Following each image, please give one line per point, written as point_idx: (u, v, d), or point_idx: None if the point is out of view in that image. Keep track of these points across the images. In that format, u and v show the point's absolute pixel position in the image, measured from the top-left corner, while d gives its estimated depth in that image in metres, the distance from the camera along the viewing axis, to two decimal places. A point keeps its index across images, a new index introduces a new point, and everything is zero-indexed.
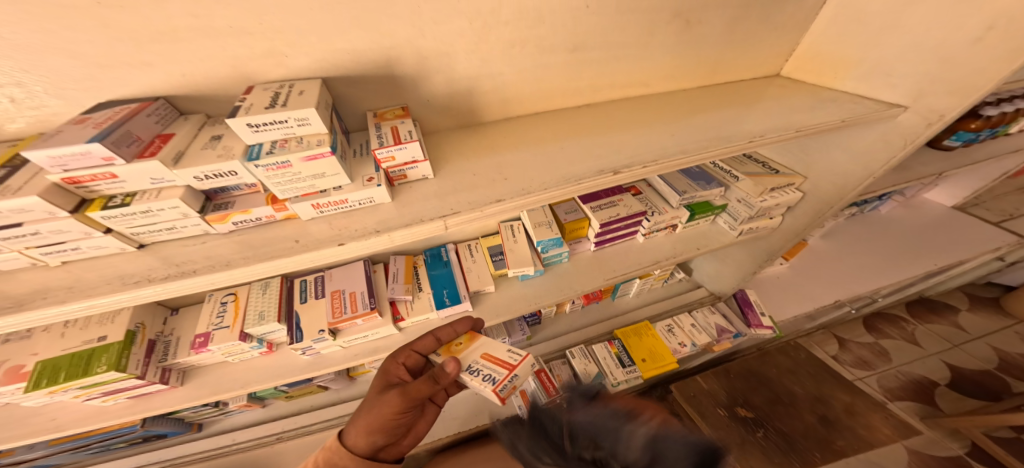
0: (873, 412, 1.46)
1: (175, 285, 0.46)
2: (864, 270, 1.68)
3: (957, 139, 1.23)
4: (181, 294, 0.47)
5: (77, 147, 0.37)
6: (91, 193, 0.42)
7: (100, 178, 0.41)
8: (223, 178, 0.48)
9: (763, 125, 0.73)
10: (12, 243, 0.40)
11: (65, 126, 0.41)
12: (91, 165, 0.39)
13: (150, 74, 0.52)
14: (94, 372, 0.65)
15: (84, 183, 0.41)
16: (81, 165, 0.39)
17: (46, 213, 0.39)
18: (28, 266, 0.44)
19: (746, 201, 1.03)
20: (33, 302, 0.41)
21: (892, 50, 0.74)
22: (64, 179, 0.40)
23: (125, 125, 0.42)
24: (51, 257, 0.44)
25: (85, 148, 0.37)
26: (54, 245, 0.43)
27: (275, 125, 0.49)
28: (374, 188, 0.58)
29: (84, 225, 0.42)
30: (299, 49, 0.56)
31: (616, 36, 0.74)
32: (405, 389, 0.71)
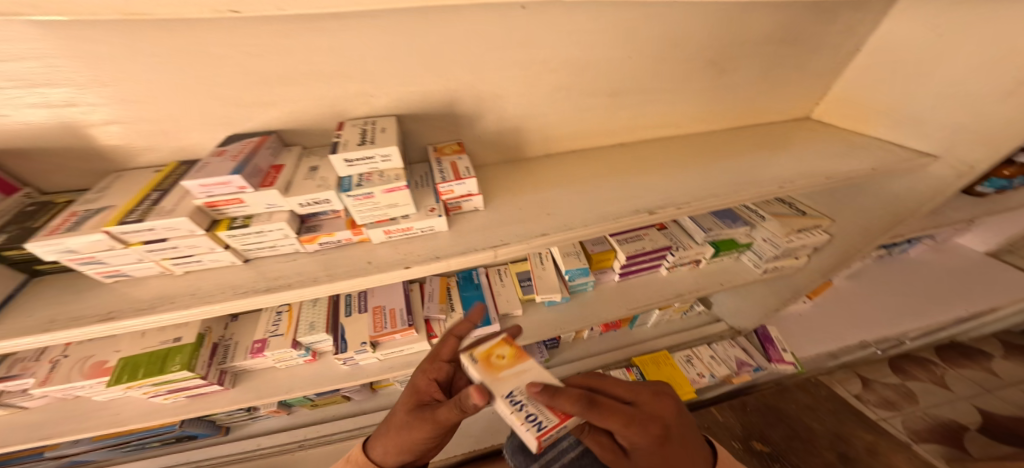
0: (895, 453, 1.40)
1: (277, 295, 0.53)
2: (888, 312, 1.67)
3: (989, 185, 1.22)
4: (280, 302, 0.54)
5: (222, 177, 0.45)
6: (220, 215, 0.50)
7: (231, 203, 0.49)
8: (319, 205, 0.56)
9: (794, 170, 0.77)
10: (154, 256, 0.47)
11: (209, 159, 0.50)
12: (228, 192, 0.47)
13: (259, 112, 0.60)
14: (170, 371, 0.71)
15: (220, 207, 0.49)
16: (222, 191, 0.47)
17: (188, 231, 0.46)
18: (159, 274, 0.50)
19: (772, 240, 1.06)
20: (164, 304, 0.48)
21: (920, 105, 0.78)
22: (206, 203, 0.47)
23: (253, 159, 0.51)
24: (178, 267, 0.51)
25: (228, 178, 0.46)
26: (184, 257, 0.50)
27: (364, 161, 0.56)
28: (436, 218, 0.64)
29: (212, 241, 0.49)
30: (382, 91, 0.65)
31: (658, 84, 0.80)
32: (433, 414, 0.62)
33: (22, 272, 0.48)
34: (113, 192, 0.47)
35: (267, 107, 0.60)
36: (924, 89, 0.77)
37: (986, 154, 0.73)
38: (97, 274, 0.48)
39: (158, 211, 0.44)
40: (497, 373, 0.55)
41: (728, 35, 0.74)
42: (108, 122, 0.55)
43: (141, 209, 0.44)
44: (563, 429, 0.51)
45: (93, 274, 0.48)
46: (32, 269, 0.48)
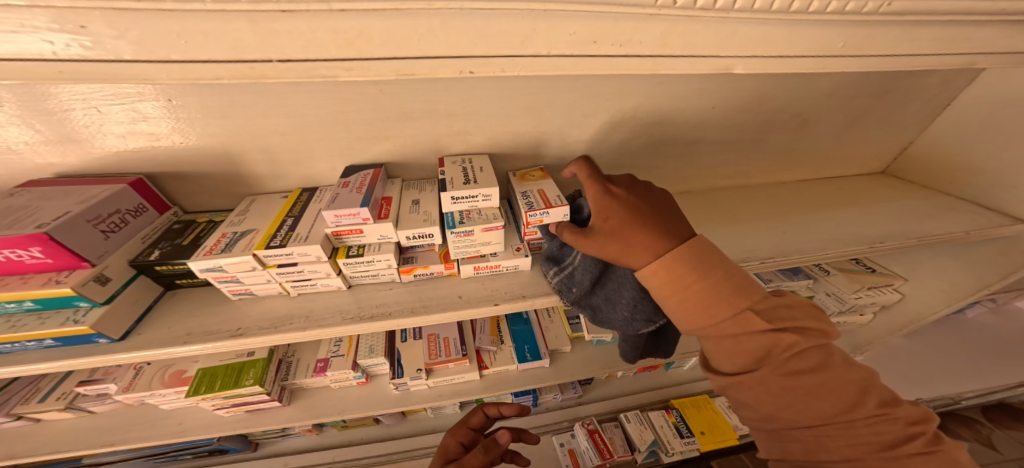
0: None
1: (381, 323, 0.55)
2: (948, 374, 1.57)
3: None
4: (382, 329, 0.56)
5: (353, 209, 0.49)
6: (339, 243, 0.53)
7: (352, 232, 0.53)
8: (423, 238, 0.57)
9: (879, 229, 0.77)
10: (281, 278, 0.52)
11: (338, 190, 0.54)
12: (354, 222, 0.51)
13: (372, 145, 0.64)
14: (243, 385, 0.72)
15: (343, 235, 0.53)
16: (349, 222, 0.50)
17: (316, 257, 0.50)
18: (278, 294, 0.55)
19: (838, 295, 1.01)
20: (286, 324, 0.52)
21: (1013, 169, 0.78)
22: (333, 232, 0.51)
23: (374, 192, 0.54)
24: (294, 289, 0.55)
25: (358, 210, 0.49)
26: (303, 280, 0.54)
27: (467, 199, 0.58)
28: (522, 258, 0.65)
29: (329, 267, 0.52)
30: (481, 131, 0.68)
31: (736, 134, 0.83)
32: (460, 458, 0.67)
33: (160, 285, 0.58)
34: (252, 217, 0.55)
35: (382, 141, 0.64)
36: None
37: None
38: (230, 292, 0.53)
39: (296, 237, 0.49)
40: (524, 181, 0.72)
41: (810, 93, 0.76)
42: (239, 150, 0.60)
43: (281, 235, 0.49)
44: (544, 215, 0.60)
45: (224, 291, 0.54)
46: (170, 282, 0.58)
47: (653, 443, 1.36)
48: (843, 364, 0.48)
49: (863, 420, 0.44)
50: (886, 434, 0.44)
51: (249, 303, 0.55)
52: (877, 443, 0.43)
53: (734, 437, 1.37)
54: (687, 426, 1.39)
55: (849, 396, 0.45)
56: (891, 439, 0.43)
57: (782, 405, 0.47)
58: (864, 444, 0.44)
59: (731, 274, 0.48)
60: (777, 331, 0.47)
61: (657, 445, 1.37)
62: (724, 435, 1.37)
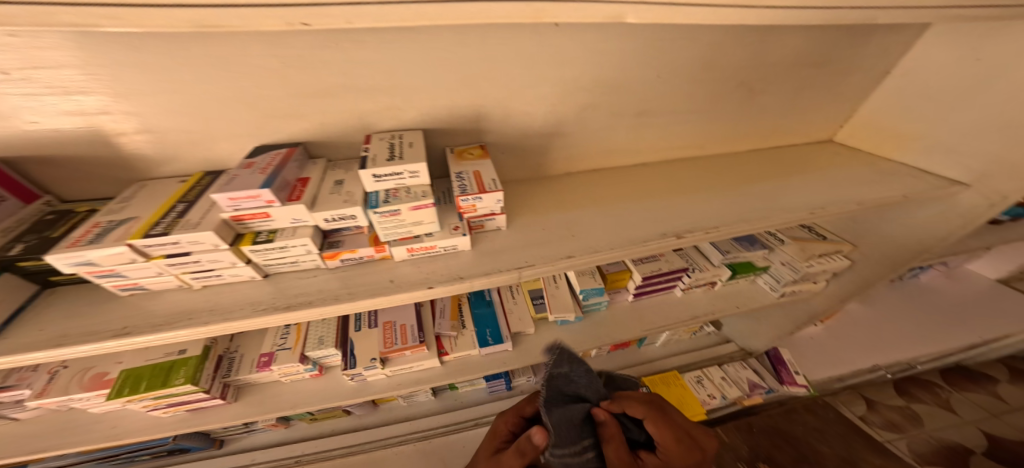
0: None
1: (300, 313, 0.51)
2: (902, 339, 1.64)
3: (1006, 213, 1.27)
4: (304, 319, 0.52)
5: (252, 191, 0.44)
6: (245, 228, 0.49)
7: (257, 217, 0.48)
8: (345, 220, 0.53)
9: (821, 196, 0.79)
10: (175, 270, 0.47)
11: (238, 171, 0.49)
12: (255, 205, 0.46)
13: (288, 123, 0.59)
14: (173, 385, 0.69)
15: (245, 220, 0.48)
16: (249, 205, 0.45)
17: (212, 245, 0.45)
18: (177, 287, 0.51)
19: (791, 264, 1.06)
20: (182, 321, 0.47)
21: (947, 134, 0.81)
22: (232, 217, 0.46)
23: (281, 172, 0.49)
24: (196, 281, 0.51)
25: (258, 192, 0.44)
26: (204, 271, 0.49)
27: (391, 177, 0.54)
28: (460, 237, 0.62)
29: (234, 256, 0.48)
30: (411, 106, 0.64)
31: (683, 105, 0.83)
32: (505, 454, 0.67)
33: (34, 284, 0.53)
34: (136, 203, 0.49)
35: (299, 119, 0.59)
36: (960, 119, 0.78)
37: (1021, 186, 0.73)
38: (114, 288, 0.49)
39: (185, 225, 0.44)
40: (461, 159, 0.70)
41: (755, 59, 0.76)
42: (138, 130, 0.55)
43: (165, 222, 0.44)
44: (478, 200, 0.63)
45: (108, 287, 0.49)
46: (45, 280, 0.53)
47: None
48: None
49: None
50: None
51: (148, 296, 0.51)
52: None
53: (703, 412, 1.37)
54: None
55: None
56: None
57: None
58: None
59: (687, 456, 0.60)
60: None
61: None
62: (694, 410, 1.37)
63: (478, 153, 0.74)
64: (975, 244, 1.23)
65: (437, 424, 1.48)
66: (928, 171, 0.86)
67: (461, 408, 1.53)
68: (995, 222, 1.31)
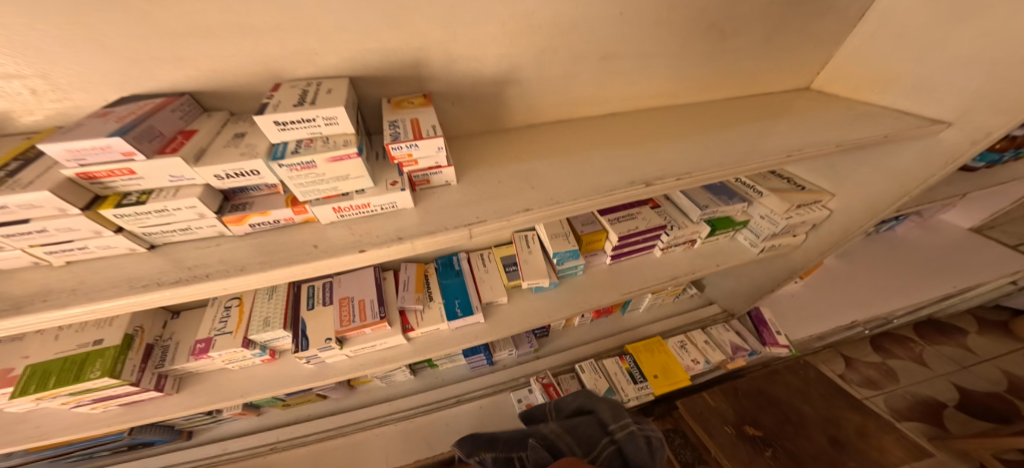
0: (884, 433, 1.45)
1: (187, 289, 0.43)
2: (879, 291, 1.65)
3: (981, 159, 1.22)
4: (191, 299, 0.44)
5: (98, 141, 0.36)
6: (105, 190, 0.41)
7: (118, 174, 0.40)
8: (245, 177, 0.45)
9: (797, 139, 0.74)
10: (15, 241, 0.40)
11: (88, 120, 0.40)
12: (110, 159, 0.38)
13: (173, 69, 0.51)
14: (87, 379, 0.62)
15: (99, 178, 0.40)
16: (100, 159, 0.37)
17: (56, 210, 0.38)
18: (31, 265, 0.43)
19: (770, 217, 1.02)
20: (36, 303, 0.40)
21: (928, 72, 0.76)
22: (78, 174, 0.39)
23: (147, 119, 0.40)
24: (56, 257, 0.44)
25: (106, 141, 0.36)
26: (60, 244, 0.42)
27: (300, 124, 0.44)
28: (398, 192, 0.55)
29: (96, 223, 0.41)
30: (330, 48, 0.54)
31: (652, 47, 0.75)
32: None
33: None
34: None
35: (180, 63, 0.50)
36: (941, 55, 0.73)
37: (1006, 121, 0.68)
38: None
39: (14, 185, 0.37)
40: (398, 107, 0.61)
41: None
42: None
43: None
44: (414, 148, 0.55)
45: None
46: None
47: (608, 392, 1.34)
48: None
49: None
50: None
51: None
52: None
53: (686, 378, 1.36)
54: (641, 372, 1.37)
55: None
56: None
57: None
58: None
59: None
60: None
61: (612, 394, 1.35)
62: (677, 377, 1.36)
63: (420, 102, 0.65)
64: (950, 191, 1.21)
65: (418, 403, 1.44)
66: (909, 111, 0.81)
67: (442, 385, 1.50)
68: (970, 168, 1.28)
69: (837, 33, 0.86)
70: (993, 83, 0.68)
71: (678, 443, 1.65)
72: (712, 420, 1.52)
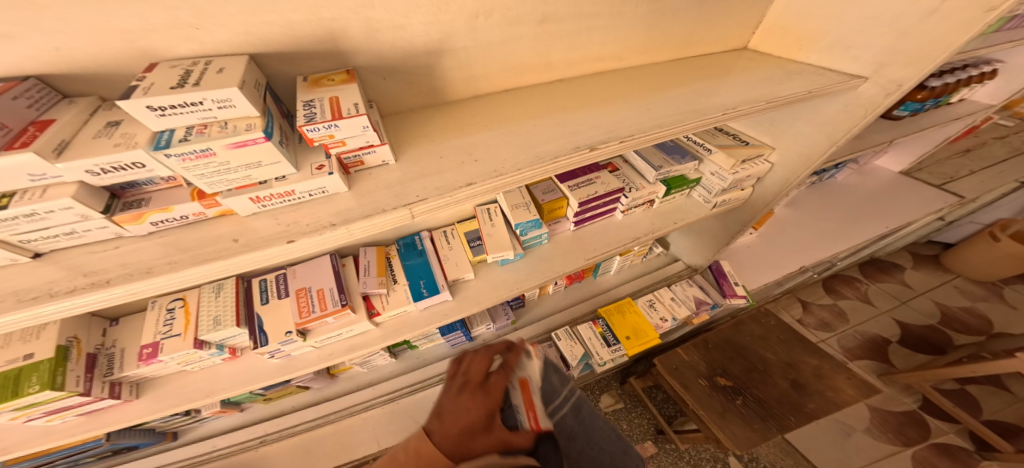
0: (837, 374, 1.55)
1: (80, 299, 0.41)
2: (829, 236, 1.73)
3: (904, 109, 1.31)
4: (89, 310, 0.43)
5: None
6: None
7: None
8: (127, 171, 0.41)
9: (734, 97, 0.75)
10: None
11: None
12: None
13: (6, 49, 0.43)
14: (26, 393, 0.60)
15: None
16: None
17: None
18: None
19: (719, 174, 1.04)
20: None
21: (849, 28, 0.77)
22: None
23: None
24: None
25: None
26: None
27: (184, 109, 0.40)
28: (325, 177, 0.53)
29: None
30: (212, 21, 0.48)
31: (587, 7, 0.72)
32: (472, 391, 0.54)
33: None
34: None
35: (4, 42, 0.42)
36: (861, 10, 0.75)
37: (915, 73, 0.72)
38: None
39: None
40: (316, 86, 0.57)
41: None
42: None
43: None
44: (335, 129, 0.52)
45: None
46: None
47: (584, 356, 1.40)
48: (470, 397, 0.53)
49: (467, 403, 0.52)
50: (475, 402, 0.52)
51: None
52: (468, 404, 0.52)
53: (656, 336, 1.43)
54: (614, 335, 1.42)
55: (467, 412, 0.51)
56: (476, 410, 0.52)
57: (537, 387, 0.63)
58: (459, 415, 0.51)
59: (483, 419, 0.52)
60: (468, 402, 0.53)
61: (588, 357, 1.41)
62: (647, 336, 1.42)
63: (343, 80, 0.61)
64: (880, 138, 1.26)
65: (402, 385, 1.46)
66: (830, 68, 0.84)
67: (424, 365, 1.51)
68: (892, 117, 1.35)
69: None
70: (905, 37, 0.71)
71: (661, 397, 1.92)
72: (688, 373, 1.62)
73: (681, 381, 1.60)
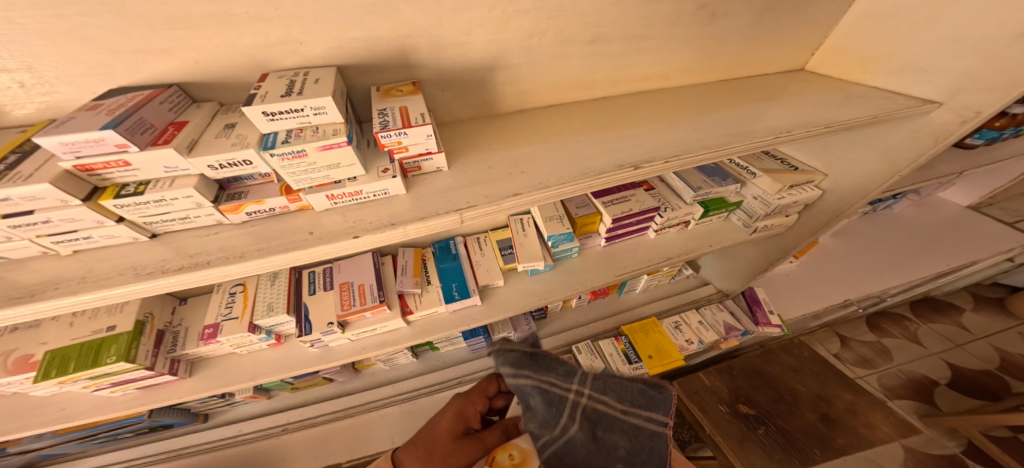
0: (873, 410, 1.50)
1: (184, 277, 0.46)
2: (876, 270, 1.65)
3: (980, 137, 1.22)
4: (185, 289, 0.48)
5: (91, 133, 0.37)
6: (104, 181, 0.44)
7: (112, 165, 0.42)
8: (238, 167, 0.47)
9: (790, 121, 0.75)
10: (24, 232, 0.43)
11: (78, 113, 0.41)
12: (104, 151, 0.39)
13: (157, 60, 0.50)
14: (105, 363, 0.65)
15: (97, 171, 0.42)
16: (93, 152, 0.39)
17: (96, 222, 0.44)
18: (42, 255, 0.46)
19: (763, 198, 1.04)
20: (48, 291, 0.43)
21: (925, 50, 0.76)
22: (76, 166, 0.41)
23: (138, 111, 0.42)
24: (64, 246, 0.47)
25: (98, 134, 0.38)
26: (65, 234, 0.45)
27: (288, 114, 0.46)
28: (389, 180, 0.56)
29: (98, 213, 0.44)
30: (313, 35, 0.54)
31: (644, 28, 0.74)
32: (477, 445, 0.75)
33: None
34: None
35: (161, 56, 0.50)
36: (938, 33, 0.73)
37: (994, 99, 0.69)
38: None
39: (15, 177, 0.39)
40: (388, 95, 0.62)
41: None
42: None
43: None
44: (404, 137, 0.56)
45: None
46: None
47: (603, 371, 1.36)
48: (455, 435, 0.77)
49: (455, 424, 0.80)
50: (450, 446, 0.75)
51: (6, 268, 0.46)
52: (447, 444, 0.76)
53: (680, 357, 1.39)
54: (636, 352, 1.39)
55: (445, 444, 0.75)
56: (453, 443, 0.75)
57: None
58: (444, 445, 0.75)
59: (454, 442, 0.76)
60: (453, 426, 0.80)
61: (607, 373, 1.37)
62: (671, 357, 1.38)
63: (410, 90, 0.65)
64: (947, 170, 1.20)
65: (420, 385, 1.48)
66: (898, 92, 0.82)
67: (445, 367, 1.52)
68: (962, 146, 1.30)
69: (836, 11, 0.85)
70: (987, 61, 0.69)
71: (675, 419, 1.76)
72: (708, 399, 1.55)
73: (701, 407, 1.53)
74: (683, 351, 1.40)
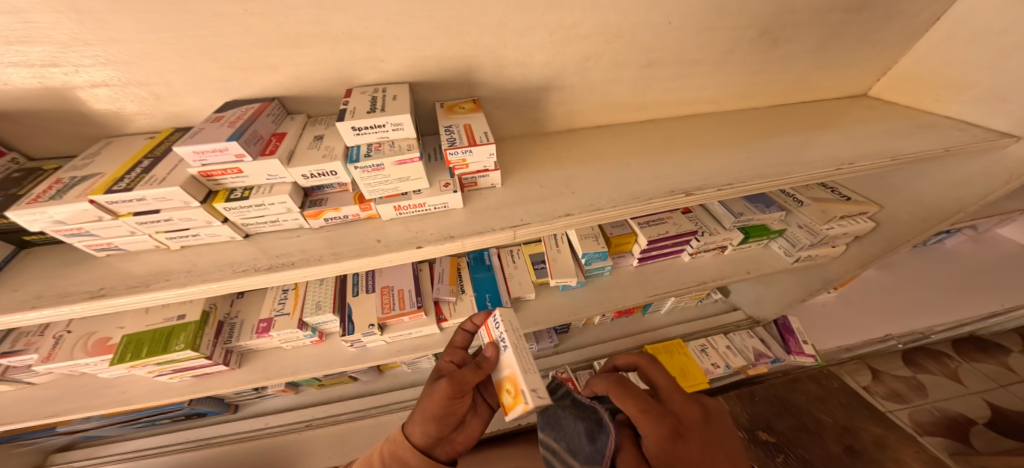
0: (903, 446, 1.44)
1: (275, 276, 0.50)
2: (924, 307, 1.58)
3: None
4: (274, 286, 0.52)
5: (219, 144, 0.43)
6: (216, 185, 0.49)
7: (228, 172, 0.47)
8: (325, 177, 0.51)
9: (849, 151, 0.75)
10: (146, 228, 0.48)
11: (205, 125, 0.46)
12: (225, 160, 0.45)
13: (262, 77, 0.56)
14: (174, 350, 0.70)
15: (215, 177, 0.47)
16: (218, 160, 0.44)
17: (206, 222, 0.49)
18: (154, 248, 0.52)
19: (809, 227, 1.02)
20: (159, 282, 0.48)
21: (1006, 80, 0.74)
22: (200, 173, 0.46)
23: (252, 125, 0.47)
24: (174, 241, 0.52)
25: (224, 145, 0.43)
26: (179, 231, 0.50)
27: (372, 129, 0.49)
28: (450, 194, 0.59)
29: (209, 214, 0.48)
30: (394, 55, 0.58)
31: (699, 53, 0.76)
32: (444, 383, 0.62)
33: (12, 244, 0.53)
34: (99, 161, 0.51)
35: (269, 71, 0.55)
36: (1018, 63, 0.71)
37: None
38: (88, 247, 0.50)
39: (150, 180, 0.44)
40: (452, 112, 0.66)
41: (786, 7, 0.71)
42: (116, 82, 0.53)
43: (130, 178, 0.44)
44: (468, 154, 0.59)
45: (85, 247, 0.50)
46: (20, 240, 0.53)
47: None
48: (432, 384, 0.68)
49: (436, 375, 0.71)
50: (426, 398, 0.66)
51: (123, 258, 0.51)
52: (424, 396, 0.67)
53: (705, 381, 1.35)
54: None
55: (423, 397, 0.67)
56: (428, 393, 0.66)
57: (519, 365, 0.55)
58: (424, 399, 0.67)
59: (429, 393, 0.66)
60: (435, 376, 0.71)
61: None
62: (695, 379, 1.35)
63: (471, 108, 0.69)
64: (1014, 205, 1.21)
65: None
66: (974, 122, 0.81)
67: None
68: None
69: (894, 42, 0.84)
70: None
71: None
72: None
73: None
74: (710, 375, 1.37)
